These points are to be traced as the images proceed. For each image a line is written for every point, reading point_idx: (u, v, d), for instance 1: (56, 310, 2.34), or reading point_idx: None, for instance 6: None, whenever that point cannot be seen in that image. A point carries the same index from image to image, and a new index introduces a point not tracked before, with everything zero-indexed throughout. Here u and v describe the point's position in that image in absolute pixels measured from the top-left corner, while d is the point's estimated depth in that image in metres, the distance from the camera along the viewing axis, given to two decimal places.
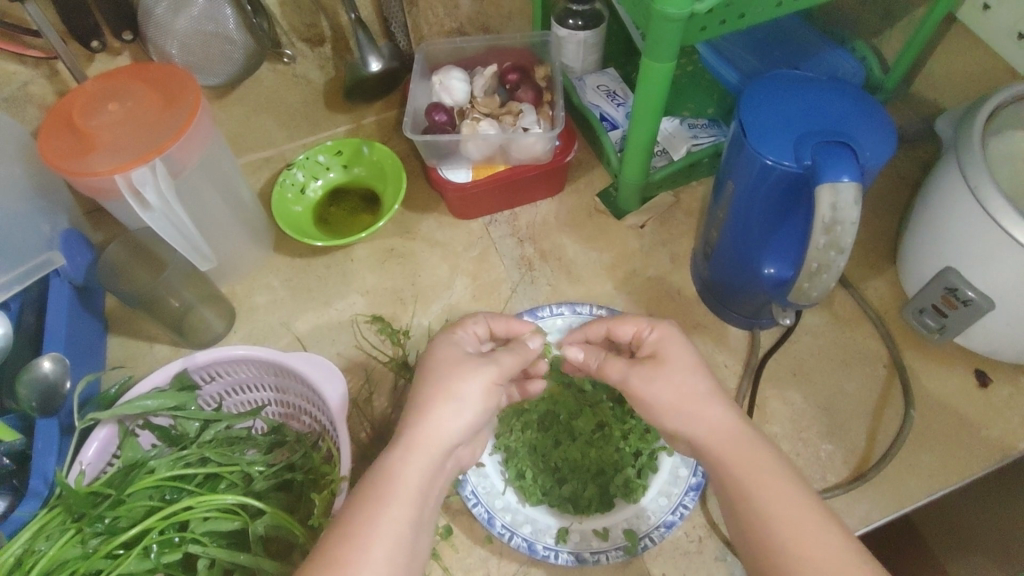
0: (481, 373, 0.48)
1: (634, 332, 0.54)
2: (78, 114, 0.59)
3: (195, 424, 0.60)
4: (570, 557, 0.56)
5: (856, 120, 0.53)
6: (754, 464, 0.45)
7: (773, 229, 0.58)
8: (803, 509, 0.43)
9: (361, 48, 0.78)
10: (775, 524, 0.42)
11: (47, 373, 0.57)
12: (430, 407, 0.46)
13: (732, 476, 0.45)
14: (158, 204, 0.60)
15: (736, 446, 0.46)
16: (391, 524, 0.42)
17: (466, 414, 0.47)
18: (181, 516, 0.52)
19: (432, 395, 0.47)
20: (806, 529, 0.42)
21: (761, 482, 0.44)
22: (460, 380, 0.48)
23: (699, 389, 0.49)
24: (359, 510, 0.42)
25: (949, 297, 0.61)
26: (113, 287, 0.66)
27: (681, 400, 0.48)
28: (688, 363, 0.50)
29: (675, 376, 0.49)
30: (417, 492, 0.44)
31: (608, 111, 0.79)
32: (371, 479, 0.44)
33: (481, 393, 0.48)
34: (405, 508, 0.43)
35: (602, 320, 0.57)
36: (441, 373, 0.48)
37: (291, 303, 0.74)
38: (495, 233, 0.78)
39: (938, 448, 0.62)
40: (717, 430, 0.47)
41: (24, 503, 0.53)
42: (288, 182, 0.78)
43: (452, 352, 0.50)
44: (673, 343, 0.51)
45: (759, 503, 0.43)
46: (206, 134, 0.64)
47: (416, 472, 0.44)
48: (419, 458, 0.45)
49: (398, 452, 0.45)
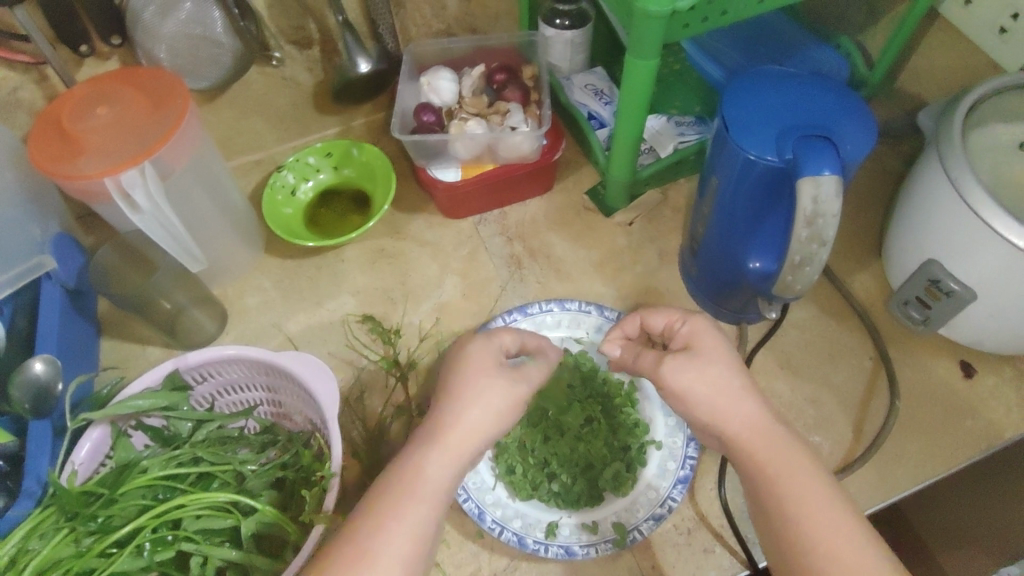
0: (513, 382, 0.49)
1: (666, 323, 0.55)
2: (67, 118, 0.60)
3: (188, 424, 0.60)
4: (559, 551, 0.56)
5: (836, 115, 0.54)
6: (787, 461, 0.46)
7: (756, 223, 0.58)
8: (828, 502, 0.44)
9: (349, 49, 0.78)
10: (802, 515, 0.44)
11: (39, 375, 0.57)
12: (456, 405, 0.47)
13: (762, 465, 0.46)
14: (148, 207, 0.61)
15: (771, 445, 0.47)
16: (414, 521, 0.43)
17: (496, 416, 0.47)
18: (174, 514, 0.53)
19: (458, 395, 0.47)
20: (839, 530, 0.43)
21: (796, 482, 0.45)
22: (485, 383, 0.48)
23: (736, 384, 0.49)
24: (382, 506, 0.43)
25: (932, 289, 0.62)
26: (103, 291, 0.66)
27: (717, 393, 0.48)
28: (723, 353, 0.50)
29: (710, 368, 0.49)
30: (440, 491, 0.44)
31: (596, 110, 0.80)
32: (397, 475, 0.44)
33: (507, 403, 0.48)
34: (428, 506, 0.44)
35: (639, 310, 0.57)
36: (470, 376, 0.48)
37: (283, 304, 0.75)
38: (485, 232, 0.78)
39: (923, 438, 0.63)
40: (750, 424, 0.47)
41: (17, 503, 0.53)
42: (278, 183, 0.78)
43: (483, 358, 0.49)
44: (708, 329, 0.52)
45: (786, 496, 0.45)
46: (195, 137, 0.64)
47: (441, 471, 0.45)
48: (445, 458, 0.45)
49: (424, 450, 0.45)
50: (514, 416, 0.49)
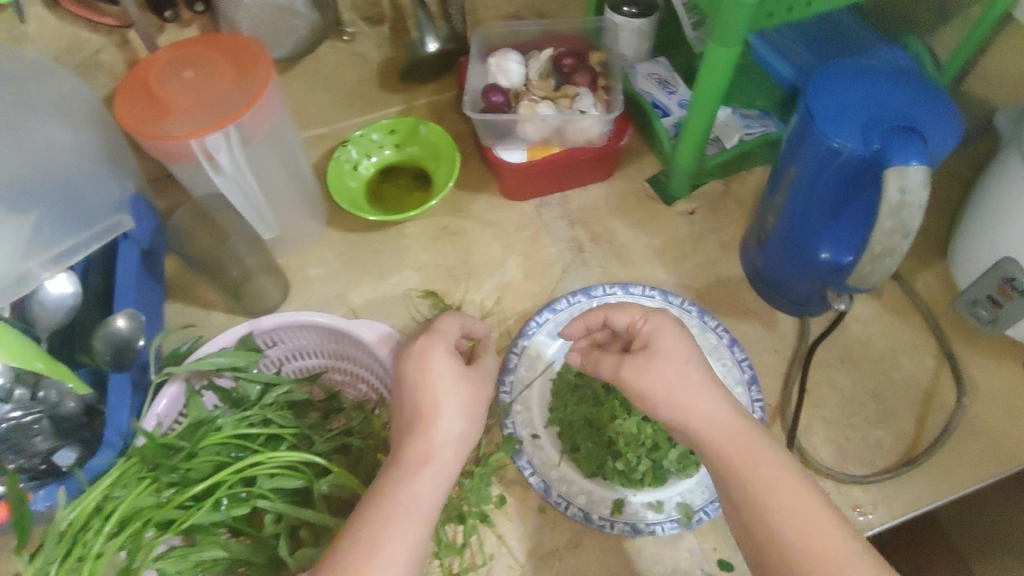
0: (473, 386, 0.52)
1: (628, 322, 0.54)
2: (155, 79, 0.61)
3: (257, 387, 0.61)
4: (626, 527, 0.57)
5: (921, 108, 0.54)
6: (753, 455, 0.46)
7: (834, 214, 0.58)
8: (795, 491, 0.45)
9: (420, 28, 0.80)
10: (771, 507, 0.45)
11: (121, 330, 0.58)
12: (432, 420, 0.50)
13: (726, 462, 0.47)
14: (231, 169, 0.63)
15: (735, 436, 0.47)
16: (407, 538, 0.44)
17: (466, 425, 0.51)
18: (250, 471, 0.53)
19: (429, 409, 0.50)
20: (810, 522, 0.44)
21: (761, 473, 0.46)
22: (449, 394, 0.51)
23: (693, 379, 0.49)
24: (372, 526, 0.44)
25: (1006, 288, 0.62)
26: (179, 251, 0.67)
27: (674, 390, 0.49)
28: (685, 354, 0.50)
29: (666, 367, 0.50)
30: (427, 505, 0.46)
31: (660, 99, 0.80)
32: (383, 492, 0.46)
33: (466, 407, 0.51)
34: (418, 522, 0.45)
35: (601, 308, 0.56)
36: (439, 389, 0.51)
37: (346, 276, 0.76)
38: (547, 215, 0.79)
39: (986, 437, 0.63)
40: (712, 418, 0.48)
41: (100, 452, 0.53)
42: (343, 157, 0.79)
43: (444, 366, 0.52)
44: (671, 329, 0.52)
45: (754, 488, 0.45)
46: (275, 106, 0.65)
47: (427, 485, 0.47)
48: (426, 472, 0.47)
49: (409, 467, 0.47)
50: (479, 422, 0.52)
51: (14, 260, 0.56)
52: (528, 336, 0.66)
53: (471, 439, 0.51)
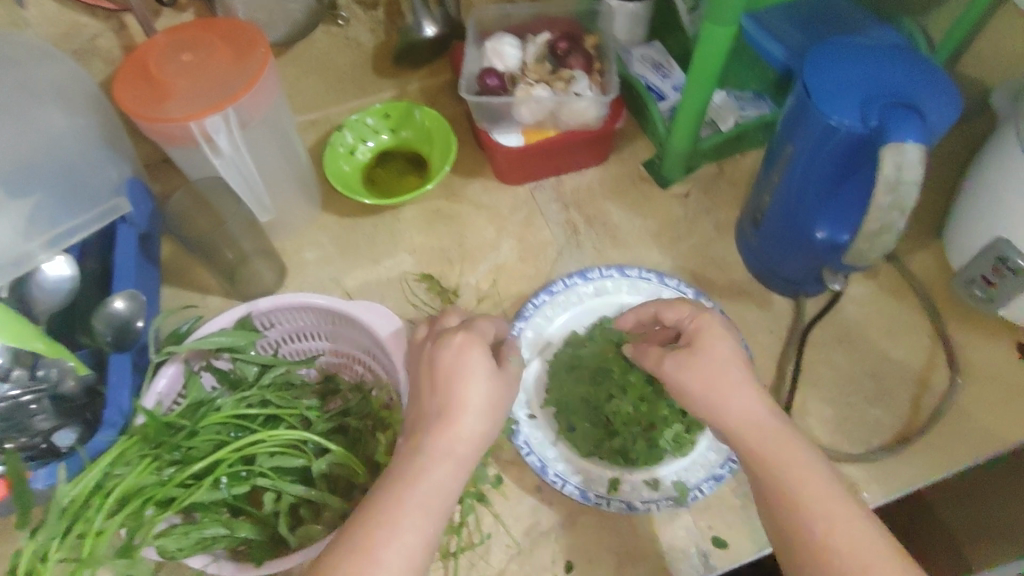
0: (501, 386, 0.50)
1: (676, 319, 0.55)
2: (155, 64, 0.60)
3: (254, 368, 0.61)
4: (621, 506, 0.57)
5: (920, 85, 0.53)
6: (790, 454, 0.47)
7: (829, 191, 0.59)
8: (828, 491, 0.46)
9: (415, 11, 0.79)
10: (805, 504, 0.45)
11: (121, 311, 0.58)
12: (456, 414, 0.48)
13: (762, 459, 0.48)
14: (230, 151, 0.62)
15: (774, 433, 0.48)
16: (417, 530, 0.44)
17: (487, 424, 0.49)
18: (250, 450, 0.53)
19: (452, 405, 0.49)
20: (842, 521, 0.44)
21: (796, 472, 0.46)
22: (475, 392, 0.49)
23: (735, 374, 0.50)
24: (385, 514, 0.44)
25: (999, 267, 0.62)
26: (175, 235, 0.67)
27: (713, 387, 0.50)
28: (724, 354, 0.51)
29: (706, 364, 0.51)
30: (441, 500, 0.46)
31: (654, 82, 0.81)
32: (398, 480, 0.46)
33: (490, 406, 0.50)
34: (430, 515, 0.45)
35: (653, 303, 0.58)
36: (465, 385, 0.49)
37: (341, 259, 0.76)
38: (541, 198, 0.79)
39: (980, 416, 0.63)
40: (754, 414, 0.49)
41: (102, 430, 0.53)
42: (339, 141, 0.79)
43: (478, 363, 0.50)
44: (716, 329, 0.52)
45: (789, 484, 0.46)
46: (273, 90, 0.64)
47: (443, 479, 0.46)
48: (444, 466, 0.47)
49: (427, 460, 0.47)
50: (500, 421, 0.51)
51: (16, 242, 0.57)
52: (524, 318, 0.66)
53: (489, 438, 0.50)
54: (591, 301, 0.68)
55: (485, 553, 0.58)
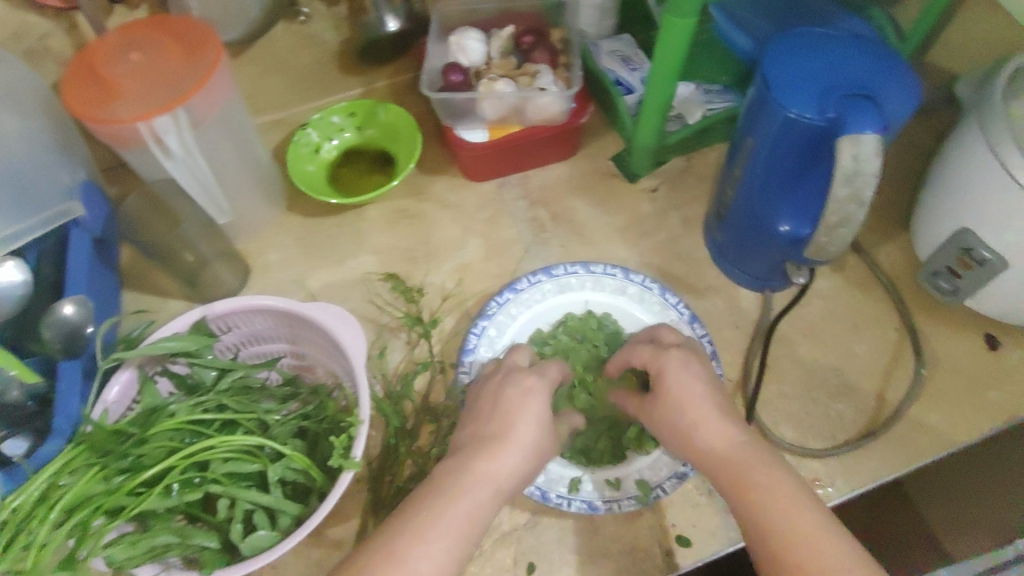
0: (552, 428, 0.51)
1: (642, 364, 0.55)
2: (101, 63, 0.58)
3: (212, 373, 0.60)
4: (582, 505, 0.56)
5: (880, 74, 0.52)
6: (773, 486, 0.47)
7: (791, 183, 0.58)
8: (810, 520, 0.45)
9: (377, 6, 0.79)
10: (788, 537, 0.44)
11: (70, 317, 0.58)
12: (504, 446, 0.48)
13: (741, 491, 0.47)
14: (181, 153, 0.61)
15: (753, 468, 0.48)
16: (449, 544, 0.44)
17: (533, 459, 0.49)
18: (201, 457, 0.52)
19: (504, 436, 0.49)
20: (829, 554, 0.43)
21: (777, 501, 0.46)
22: (529, 430, 0.50)
23: (700, 413, 0.51)
24: (425, 522, 0.44)
25: (965, 259, 0.62)
26: (131, 239, 0.66)
27: (688, 428, 0.51)
28: (696, 389, 0.52)
29: (676, 403, 0.52)
30: (478, 521, 0.45)
31: (623, 76, 0.79)
32: (436, 499, 0.45)
33: (539, 441, 0.50)
34: (461, 540, 0.44)
35: (622, 350, 0.57)
36: (522, 415, 0.50)
37: (305, 261, 0.75)
38: (508, 195, 0.78)
39: (945, 409, 0.63)
40: (730, 448, 0.49)
41: (49, 439, 0.53)
42: (302, 140, 0.78)
43: (531, 402, 0.51)
44: (678, 368, 0.52)
45: (771, 516, 0.45)
46: (226, 88, 0.63)
47: (483, 502, 0.46)
48: (488, 489, 0.47)
49: (473, 478, 0.47)
50: (544, 463, 0.51)
51: None
52: (487, 317, 0.65)
53: (529, 475, 0.50)
54: (554, 299, 0.67)
55: None
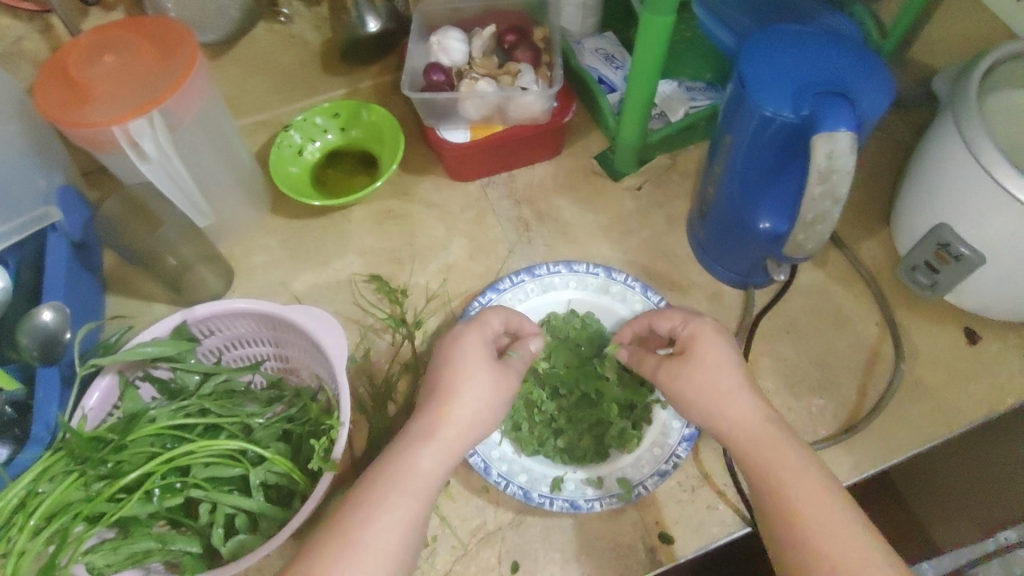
0: (497, 378, 0.51)
1: (670, 327, 0.55)
2: (74, 66, 0.58)
3: (195, 377, 0.60)
4: (564, 504, 0.57)
5: (855, 72, 0.53)
6: (784, 461, 0.46)
7: (770, 181, 0.58)
8: (824, 501, 0.45)
9: (358, 6, 0.78)
10: (800, 517, 0.44)
11: (47, 324, 0.57)
12: (447, 399, 0.49)
13: (757, 468, 0.47)
14: (157, 156, 0.61)
15: (769, 443, 0.47)
16: (401, 510, 0.44)
17: (480, 413, 0.49)
18: (182, 462, 0.53)
19: (448, 389, 0.49)
20: (838, 527, 0.43)
21: (790, 479, 0.46)
22: (472, 378, 0.50)
23: (726, 383, 0.50)
24: (372, 492, 0.44)
25: (942, 253, 0.62)
26: (112, 244, 0.66)
27: (709, 397, 0.50)
28: (720, 360, 0.51)
29: (699, 373, 0.51)
30: (428, 483, 0.46)
31: (606, 74, 0.79)
32: (386, 464, 0.46)
33: (487, 390, 0.50)
34: (415, 499, 0.45)
35: (646, 315, 0.58)
36: (463, 371, 0.50)
37: (289, 263, 0.74)
38: (492, 195, 0.78)
39: (925, 403, 0.63)
40: (749, 421, 0.49)
41: (27, 447, 0.53)
42: (285, 143, 0.77)
43: (474, 351, 0.51)
44: (710, 338, 0.52)
45: (786, 497, 0.45)
46: (203, 89, 0.63)
47: (429, 462, 0.47)
48: (434, 450, 0.47)
49: (415, 441, 0.47)
50: (498, 412, 0.51)
51: None
52: (471, 317, 0.65)
53: (484, 425, 0.50)
54: (538, 298, 0.67)
55: (430, 556, 0.57)
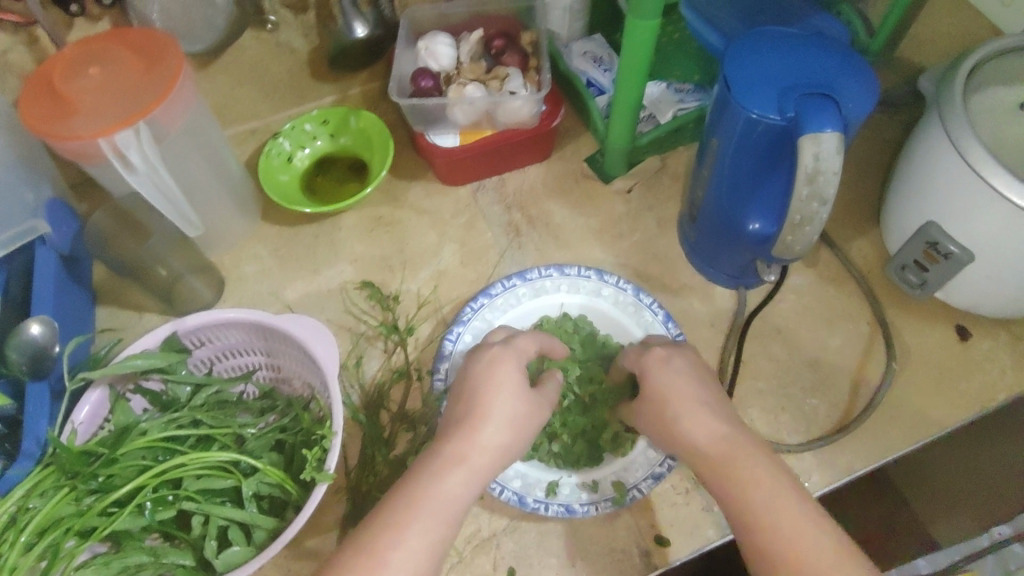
0: (530, 405, 0.51)
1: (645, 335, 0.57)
2: (58, 79, 0.57)
3: (187, 389, 0.60)
4: (559, 509, 0.57)
5: (839, 73, 0.53)
6: (733, 453, 0.48)
7: (758, 183, 0.58)
8: (772, 487, 0.45)
9: (344, 13, 0.78)
10: (752, 505, 0.45)
11: (36, 338, 0.57)
12: (479, 425, 0.48)
13: (711, 461, 0.48)
14: (144, 168, 0.60)
15: (733, 456, 0.48)
16: (431, 534, 0.43)
17: (510, 441, 0.49)
18: (173, 474, 0.52)
19: (480, 414, 0.49)
20: (806, 537, 0.43)
21: (739, 469, 0.47)
22: (505, 404, 0.50)
23: (683, 404, 0.51)
24: (404, 513, 0.43)
25: (931, 252, 0.63)
26: (100, 255, 0.66)
27: (664, 395, 0.52)
28: (681, 369, 0.54)
29: (661, 377, 0.53)
30: (458, 505, 0.45)
31: (595, 76, 0.79)
32: (414, 485, 0.45)
33: (523, 421, 0.50)
34: (444, 524, 0.44)
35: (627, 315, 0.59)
36: (496, 397, 0.50)
37: (281, 272, 0.74)
38: (483, 200, 0.78)
39: (917, 401, 0.63)
40: (711, 436, 0.49)
41: (17, 463, 0.53)
42: (274, 150, 0.77)
43: (507, 376, 0.51)
44: (658, 366, 0.54)
45: (739, 488, 0.46)
46: (189, 99, 0.63)
47: (460, 486, 0.46)
48: (466, 474, 0.46)
49: (446, 463, 0.46)
50: (527, 440, 0.51)
51: None
52: (462, 323, 0.65)
53: (514, 453, 0.50)
54: (530, 302, 0.67)
55: None
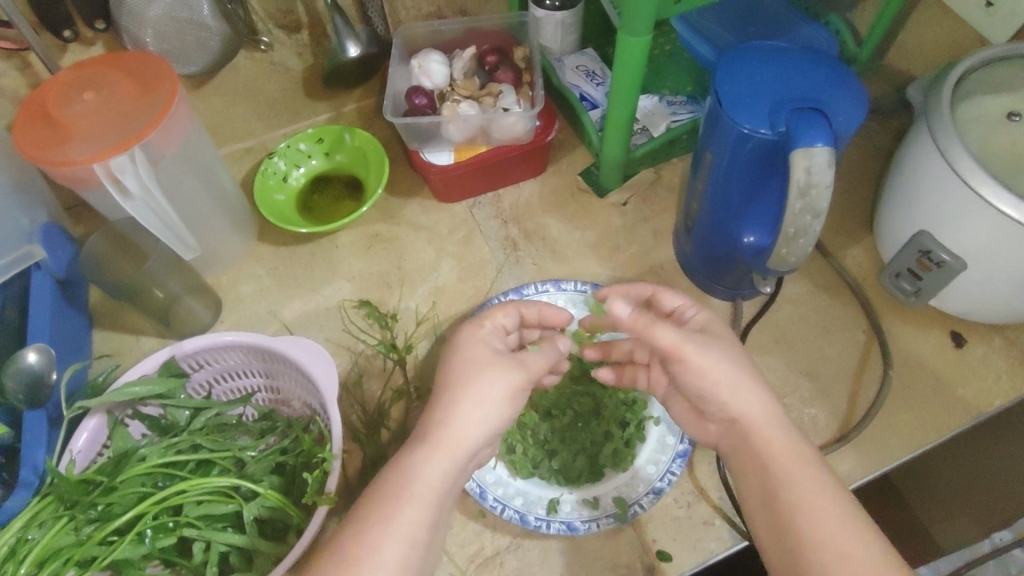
0: (510, 374, 0.49)
1: (676, 305, 0.56)
2: (54, 104, 0.58)
3: (185, 413, 0.60)
4: (560, 526, 0.57)
5: (829, 88, 0.53)
6: (788, 450, 0.47)
7: (752, 197, 0.58)
8: (819, 488, 0.45)
9: (339, 33, 0.78)
10: (796, 499, 0.45)
11: (33, 365, 0.57)
12: (451, 405, 0.47)
13: (762, 456, 0.48)
14: (139, 192, 0.59)
15: (780, 436, 0.48)
16: (408, 524, 0.43)
17: (489, 417, 0.48)
18: (173, 501, 0.52)
19: (454, 393, 0.48)
20: (822, 511, 0.44)
21: (788, 466, 0.46)
22: (481, 379, 0.48)
23: (732, 375, 0.49)
24: (379, 508, 0.43)
25: (924, 260, 0.63)
26: (95, 278, 0.66)
27: (716, 379, 0.49)
28: (728, 338, 0.52)
29: (710, 359, 0.49)
30: (437, 491, 0.45)
31: (587, 91, 0.79)
32: (388, 478, 0.45)
33: (504, 392, 0.48)
34: (422, 511, 0.44)
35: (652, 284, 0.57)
36: (471, 371, 0.48)
37: (278, 291, 0.74)
38: (479, 215, 0.78)
39: (915, 408, 0.64)
40: (760, 410, 0.49)
41: (16, 493, 0.53)
42: (270, 170, 0.77)
43: (481, 350, 0.50)
44: (717, 323, 0.54)
45: (786, 483, 0.46)
46: (184, 122, 0.63)
47: (436, 471, 0.45)
48: (441, 459, 0.45)
49: (421, 450, 0.46)
50: (511, 410, 0.49)
51: None
52: None
53: (498, 425, 0.48)
54: None
55: None
